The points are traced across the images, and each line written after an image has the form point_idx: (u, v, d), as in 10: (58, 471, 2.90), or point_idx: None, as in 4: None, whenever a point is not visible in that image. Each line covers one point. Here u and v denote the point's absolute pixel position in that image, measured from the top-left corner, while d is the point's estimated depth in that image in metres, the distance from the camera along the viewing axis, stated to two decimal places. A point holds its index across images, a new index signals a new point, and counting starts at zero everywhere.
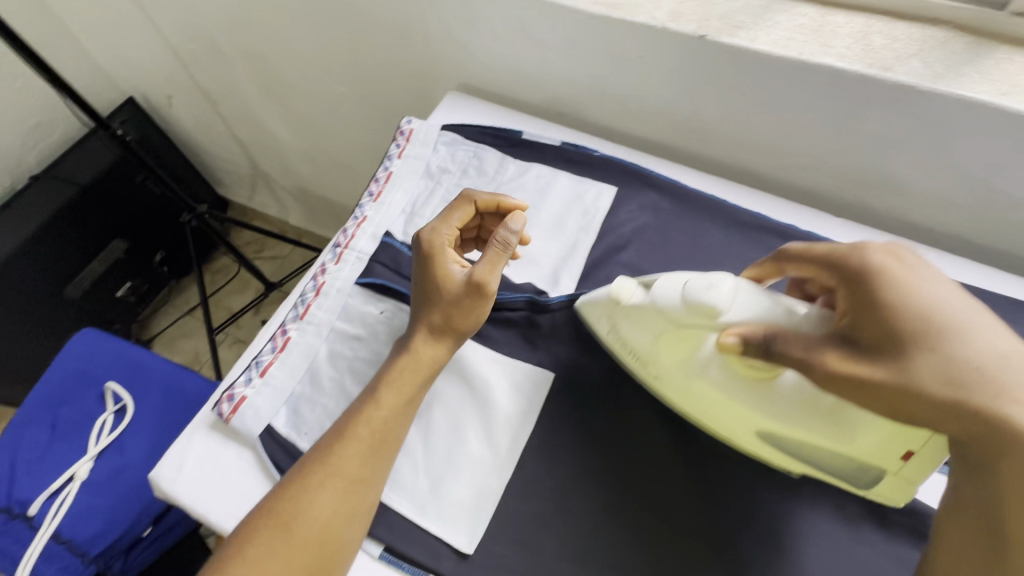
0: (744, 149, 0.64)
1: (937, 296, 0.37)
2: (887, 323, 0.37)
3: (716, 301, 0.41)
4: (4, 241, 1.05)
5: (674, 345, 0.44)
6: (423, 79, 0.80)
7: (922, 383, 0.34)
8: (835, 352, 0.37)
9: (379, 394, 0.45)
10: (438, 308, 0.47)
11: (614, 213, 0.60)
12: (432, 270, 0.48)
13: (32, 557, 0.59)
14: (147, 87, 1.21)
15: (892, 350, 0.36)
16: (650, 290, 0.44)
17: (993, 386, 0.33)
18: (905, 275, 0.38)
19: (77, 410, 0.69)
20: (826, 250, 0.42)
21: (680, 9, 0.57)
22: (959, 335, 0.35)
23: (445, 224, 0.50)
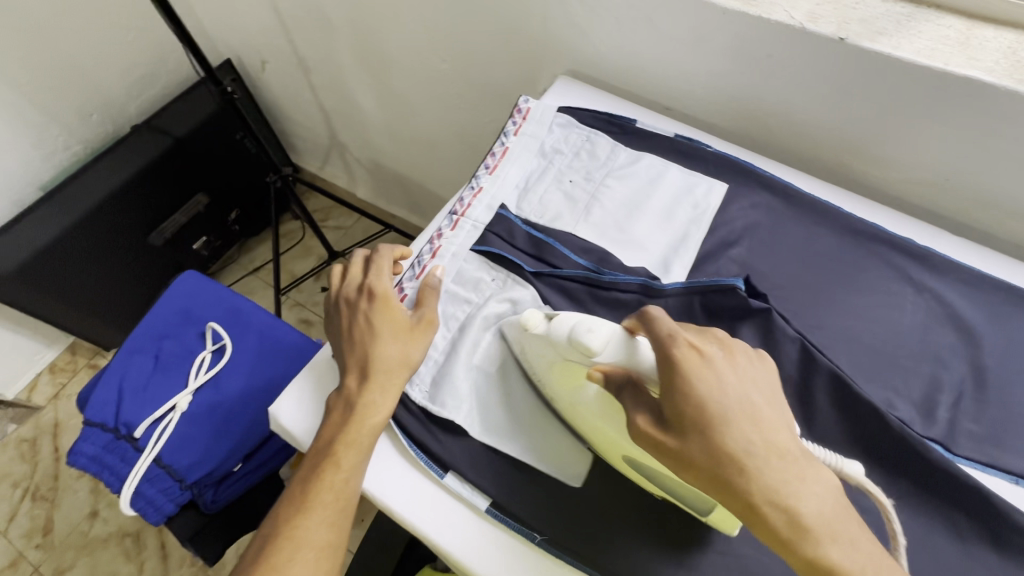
0: (860, 158, 0.63)
1: (734, 383, 0.37)
2: (681, 400, 0.36)
3: (592, 343, 0.41)
4: (104, 182, 1.11)
5: (561, 366, 0.45)
6: (529, 64, 0.81)
7: (693, 457, 0.35)
8: (648, 417, 0.37)
9: (339, 457, 0.45)
10: (390, 353, 0.49)
11: (726, 209, 0.60)
12: (379, 315, 0.50)
13: (137, 476, 0.63)
14: (243, 51, 1.25)
15: (677, 427, 0.36)
16: (550, 322, 0.45)
17: (758, 475, 0.34)
18: (706, 362, 0.36)
19: (179, 345, 0.74)
20: (665, 331, 0.38)
21: (818, 11, 0.57)
22: (738, 424, 0.35)
23: (384, 273, 0.53)
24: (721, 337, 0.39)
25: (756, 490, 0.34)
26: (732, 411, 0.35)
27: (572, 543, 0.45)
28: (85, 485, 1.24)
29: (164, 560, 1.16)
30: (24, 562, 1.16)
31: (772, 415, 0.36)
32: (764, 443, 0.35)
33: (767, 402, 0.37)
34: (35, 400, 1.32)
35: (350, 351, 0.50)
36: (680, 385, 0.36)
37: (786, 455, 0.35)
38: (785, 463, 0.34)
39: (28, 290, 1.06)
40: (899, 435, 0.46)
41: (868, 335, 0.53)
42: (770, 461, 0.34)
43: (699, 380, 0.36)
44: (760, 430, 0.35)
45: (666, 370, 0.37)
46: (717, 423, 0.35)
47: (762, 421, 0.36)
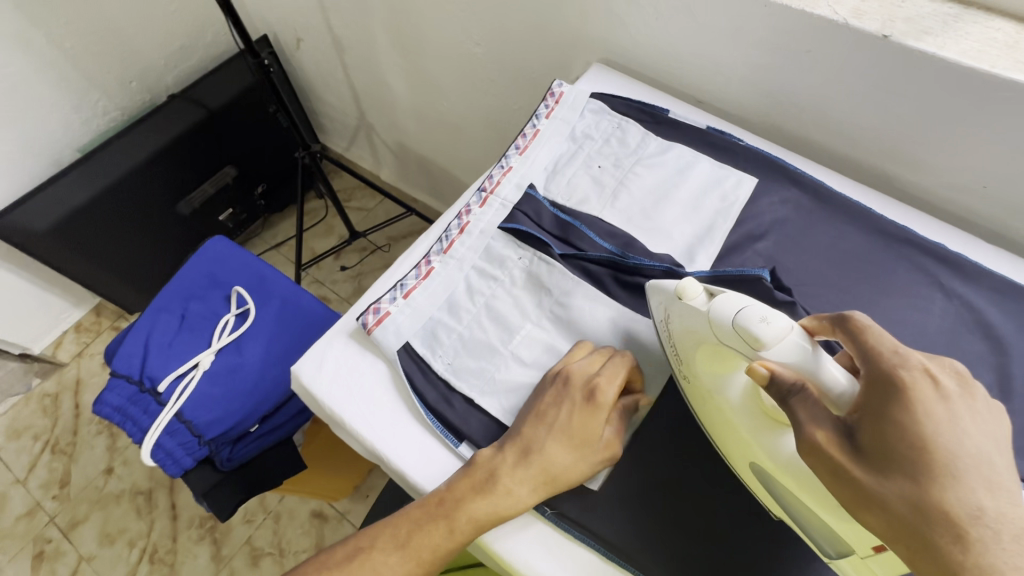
0: (893, 159, 0.63)
1: (973, 433, 0.32)
2: (893, 431, 0.33)
3: (762, 335, 0.38)
4: (142, 146, 1.14)
5: (710, 351, 0.43)
6: (564, 52, 0.81)
7: (890, 499, 0.32)
8: (833, 433, 0.35)
9: (457, 521, 0.43)
10: (565, 469, 0.45)
11: (754, 203, 0.60)
12: (585, 429, 0.45)
13: (158, 428, 0.64)
14: (280, 28, 1.27)
15: (875, 455, 0.33)
16: (713, 301, 0.42)
17: (977, 544, 0.30)
18: (937, 399, 0.33)
19: (205, 307, 0.76)
20: (886, 349, 0.36)
21: (862, 7, 0.56)
22: (968, 481, 0.31)
23: (615, 381, 0.47)
24: (962, 370, 0.35)
25: (972, 562, 0.29)
26: (962, 462, 0.32)
27: (580, 515, 0.47)
28: (102, 442, 1.27)
29: (174, 520, 1.19)
30: (40, 511, 1.20)
31: (1009, 482, 0.31)
32: (998, 512, 0.30)
33: (1008, 468, 0.32)
34: (59, 357, 1.36)
35: (528, 434, 0.46)
36: (900, 414, 0.33)
37: (1022, 536, 0.30)
38: (1020, 545, 0.29)
39: (62, 247, 1.10)
40: None
41: (891, 337, 0.52)
42: (999, 537, 0.30)
43: (927, 415, 0.33)
44: (997, 498, 0.31)
45: (887, 392, 0.34)
46: (942, 472, 0.31)
47: (998, 486, 0.31)
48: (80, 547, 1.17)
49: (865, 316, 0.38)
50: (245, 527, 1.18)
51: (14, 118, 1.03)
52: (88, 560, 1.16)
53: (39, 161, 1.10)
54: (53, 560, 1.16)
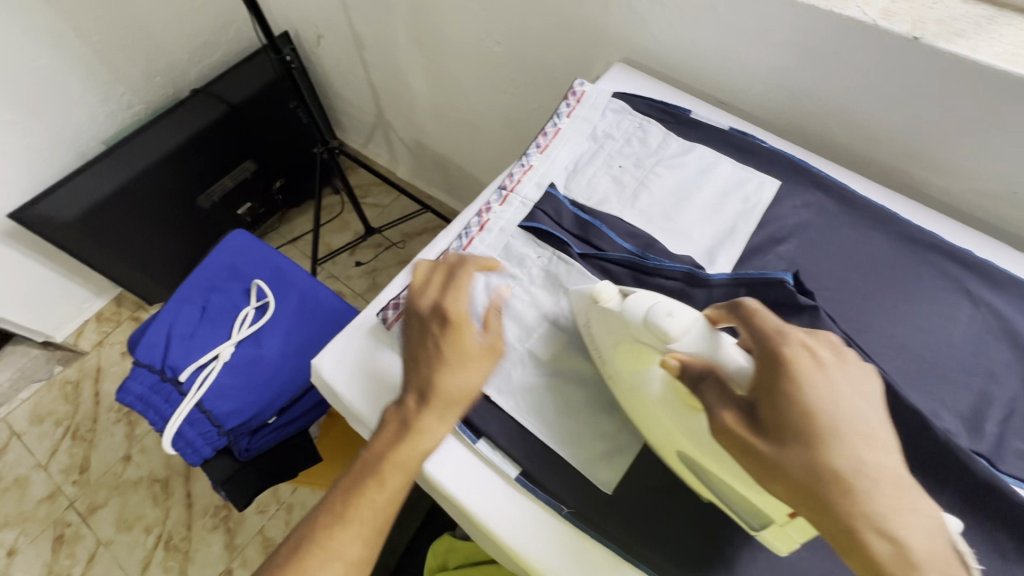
0: (920, 164, 0.62)
1: (850, 395, 0.36)
2: (784, 401, 0.35)
3: (670, 328, 0.41)
4: (165, 141, 1.15)
5: (628, 349, 0.45)
6: (585, 51, 0.81)
7: (789, 467, 0.34)
8: (738, 415, 0.37)
9: (385, 476, 0.44)
10: (459, 383, 0.46)
11: (777, 206, 0.59)
12: (449, 342, 0.46)
13: (179, 417, 0.66)
14: (301, 25, 1.28)
15: (773, 429, 0.35)
16: (624, 300, 0.46)
17: (867, 498, 0.33)
18: (815, 366, 0.36)
19: (226, 299, 0.77)
20: (770, 328, 0.39)
21: (893, 8, 0.55)
22: (850, 440, 0.34)
23: (462, 295, 0.49)
24: (835, 340, 0.38)
25: (859, 513, 0.33)
26: (842, 423, 0.34)
27: (596, 515, 0.47)
28: (121, 430, 1.30)
29: (189, 508, 1.21)
30: (61, 496, 1.23)
31: (882, 435, 0.35)
32: (876, 464, 0.34)
33: (880, 422, 0.35)
34: (81, 345, 1.39)
35: (415, 372, 0.47)
36: (785, 384, 0.36)
37: (896, 483, 0.33)
38: (898, 491, 0.33)
39: (86, 239, 1.12)
40: (944, 443, 0.45)
41: (916, 344, 0.51)
42: (881, 487, 0.33)
43: (810, 384, 0.35)
44: (873, 450, 0.34)
45: (773, 367, 0.37)
46: (827, 436, 0.34)
47: (877, 442, 0.34)
48: (98, 532, 1.19)
49: (751, 300, 0.41)
50: (258, 517, 1.20)
51: (43, 110, 1.05)
52: (106, 545, 1.18)
53: (66, 153, 1.12)
54: (71, 544, 1.18)
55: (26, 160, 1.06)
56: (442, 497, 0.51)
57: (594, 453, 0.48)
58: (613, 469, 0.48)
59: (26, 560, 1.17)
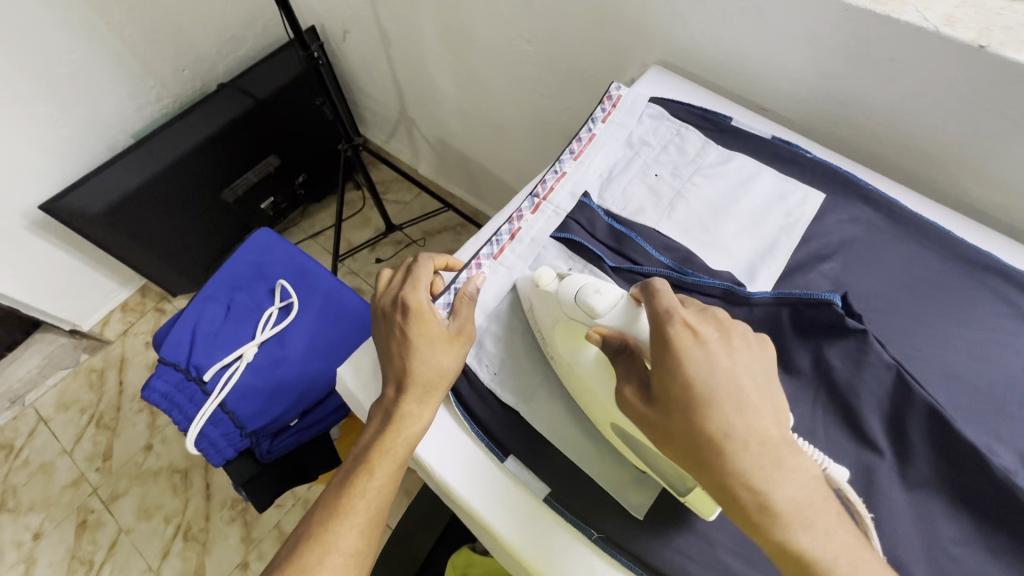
0: (976, 179, 0.58)
1: (726, 365, 0.37)
2: (668, 378, 0.37)
3: (596, 304, 0.44)
4: (189, 136, 1.15)
5: (564, 328, 0.47)
6: (619, 53, 0.78)
7: (671, 433, 0.37)
8: (636, 389, 0.40)
9: (372, 466, 0.47)
10: (432, 366, 0.49)
11: (822, 220, 0.57)
12: (413, 330, 0.49)
13: (203, 418, 0.65)
14: (328, 20, 1.27)
15: (659, 401, 0.37)
16: (561, 281, 0.48)
17: (734, 458, 0.35)
18: (695, 343, 0.37)
19: (250, 298, 0.77)
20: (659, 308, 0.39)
21: (957, 14, 0.52)
22: (722, 407, 0.36)
23: (421, 286, 0.52)
24: (720, 316, 0.40)
25: (729, 473, 0.35)
26: (717, 392, 0.36)
27: (628, 543, 0.45)
28: (143, 420, 1.32)
29: (207, 500, 1.23)
30: (85, 483, 1.25)
31: (757, 401, 0.37)
32: (745, 428, 0.36)
33: (757, 389, 0.37)
34: (106, 334, 1.41)
35: (389, 364, 0.50)
36: (667, 362, 0.37)
37: (765, 443, 0.36)
38: (762, 449, 0.35)
39: (114, 230, 1.13)
40: (1002, 479, 0.42)
41: (971, 373, 0.48)
42: (748, 447, 0.35)
43: (689, 358, 0.37)
44: (743, 415, 0.36)
45: (658, 347, 0.38)
46: (701, 405, 0.36)
47: (745, 406, 0.36)
48: (119, 520, 1.21)
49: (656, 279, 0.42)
50: (274, 512, 1.21)
51: (73, 102, 1.06)
52: (127, 533, 1.20)
53: (96, 146, 1.13)
54: (94, 530, 1.20)
55: (56, 151, 1.07)
56: (467, 515, 0.50)
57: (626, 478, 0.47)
58: (647, 494, 0.46)
59: (50, 543, 1.19)
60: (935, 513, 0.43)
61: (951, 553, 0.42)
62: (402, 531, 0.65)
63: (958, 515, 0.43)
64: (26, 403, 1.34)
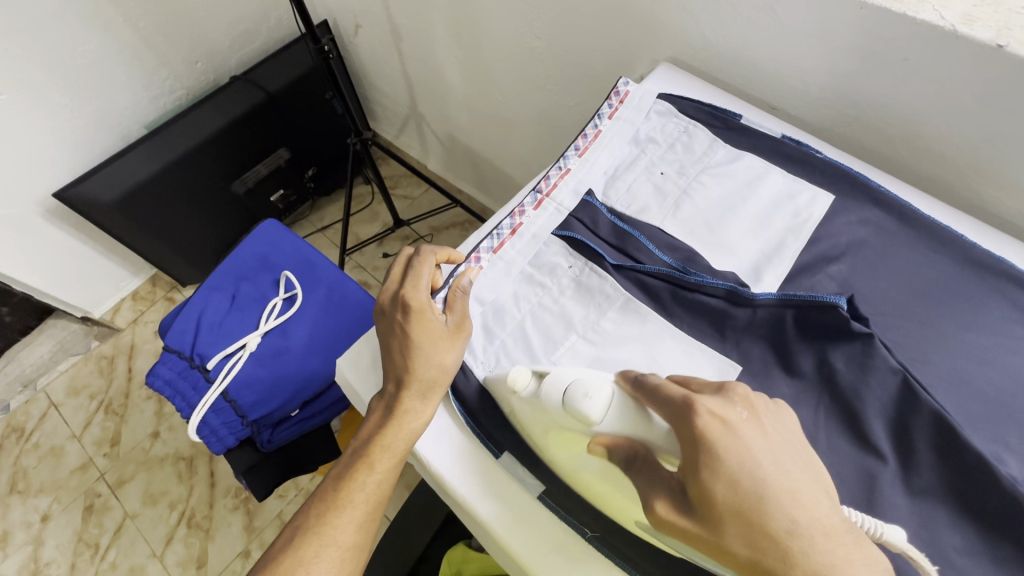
0: (990, 182, 0.57)
1: (766, 449, 0.35)
2: (710, 480, 0.34)
3: (589, 411, 0.39)
4: (201, 128, 1.17)
5: (557, 432, 0.43)
6: (628, 49, 0.78)
7: (729, 545, 0.34)
8: (666, 502, 0.36)
9: (372, 459, 0.47)
10: (432, 361, 0.49)
11: (830, 221, 0.56)
12: (414, 328, 0.49)
13: (205, 406, 0.66)
14: (340, 14, 1.27)
15: (706, 514, 0.34)
16: (542, 381, 0.43)
17: (804, 557, 0.33)
18: (728, 431, 0.35)
19: (255, 289, 0.78)
20: (678, 402, 0.36)
21: (975, 12, 0.50)
22: (778, 502, 0.33)
23: (421, 283, 0.51)
24: (743, 394, 0.37)
25: None
26: (768, 486, 0.34)
27: (622, 545, 0.44)
28: (151, 407, 1.33)
29: (212, 487, 1.24)
30: (92, 467, 1.27)
31: (808, 488, 0.34)
32: (808, 522, 0.33)
33: (802, 474, 0.35)
34: (117, 322, 1.43)
35: (390, 362, 0.50)
36: (708, 462, 0.34)
37: (831, 534, 0.33)
38: (831, 539, 0.33)
39: (126, 219, 1.15)
40: (1008, 490, 0.41)
41: (980, 380, 0.47)
42: (816, 541, 0.33)
43: (730, 454, 0.34)
44: (802, 507, 0.34)
45: (692, 448, 0.35)
46: (756, 506, 0.33)
47: (801, 494, 0.34)
48: (125, 505, 1.23)
49: (657, 380, 0.39)
50: (276, 501, 1.22)
51: (89, 93, 1.07)
52: (132, 518, 1.22)
53: (110, 136, 1.15)
54: (100, 514, 1.22)
55: (71, 140, 1.09)
56: (461, 509, 0.50)
57: None
58: None
59: (58, 525, 1.21)
60: (939, 523, 0.42)
61: (954, 564, 0.41)
62: (399, 525, 0.65)
63: (962, 526, 0.42)
64: (38, 388, 1.37)
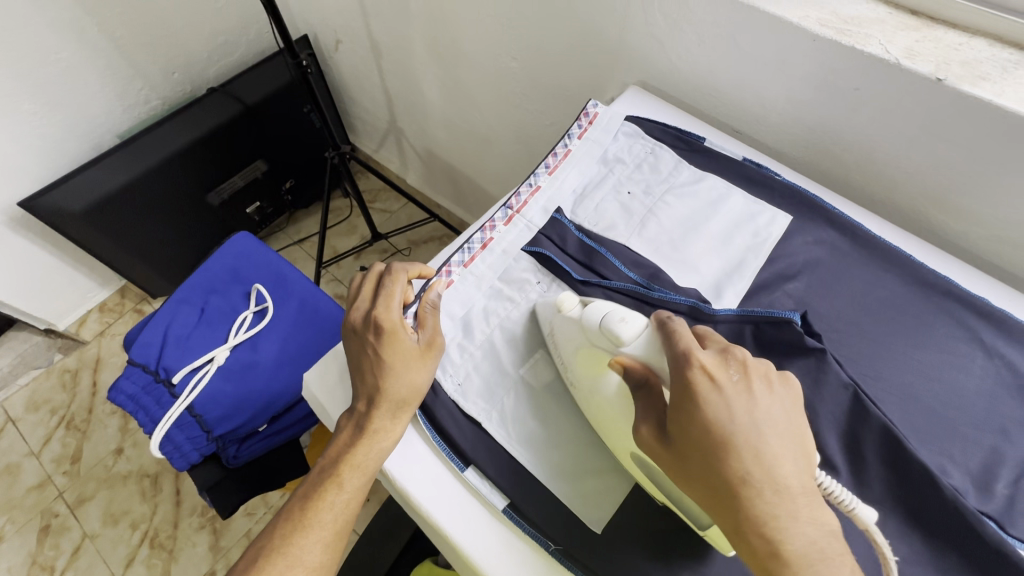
0: (939, 207, 0.60)
1: (745, 410, 0.37)
2: (687, 421, 0.37)
3: (622, 333, 0.43)
4: (177, 138, 1.16)
5: (587, 355, 0.47)
6: (600, 72, 0.80)
7: (690, 480, 0.37)
8: (651, 428, 0.39)
9: (342, 478, 0.47)
10: (403, 380, 0.49)
11: (787, 241, 0.58)
12: (386, 348, 0.49)
13: (169, 421, 0.65)
14: (321, 29, 1.28)
15: (677, 447, 0.37)
16: (585, 308, 0.48)
17: (749, 503, 0.35)
18: (715, 389, 0.37)
19: (225, 301, 0.77)
20: (677, 351, 0.39)
21: (917, 48, 0.54)
22: (741, 453, 0.35)
23: (393, 304, 0.51)
24: (743, 357, 0.39)
25: (744, 518, 0.35)
26: (736, 439, 0.36)
27: (584, 556, 0.45)
28: (115, 422, 1.29)
29: (177, 506, 1.20)
30: (50, 486, 1.22)
31: (779, 448, 0.36)
32: (763, 476, 0.35)
33: (779, 436, 0.37)
34: (82, 335, 1.39)
35: (361, 378, 0.50)
36: (689, 406, 0.37)
37: (781, 491, 0.35)
38: (778, 497, 0.35)
39: (96, 230, 1.12)
40: (949, 499, 0.43)
41: (926, 394, 0.49)
42: (764, 494, 0.35)
43: (707, 406, 0.36)
44: (762, 463, 0.35)
45: (677, 390, 0.38)
46: (719, 453, 0.36)
47: (765, 453, 0.36)
48: (85, 525, 1.18)
49: (673, 320, 0.42)
50: (245, 520, 1.19)
51: (60, 102, 1.06)
52: (91, 538, 1.17)
53: (81, 144, 1.13)
54: (57, 535, 1.17)
55: (39, 149, 1.07)
56: (425, 523, 0.50)
57: (586, 492, 0.47)
58: (605, 508, 0.47)
59: (10, 548, 1.16)
60: (887, 534, 0.43)
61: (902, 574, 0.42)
62: (366, 543, 0.65)
63: (909, 536, 0.43)
64: None
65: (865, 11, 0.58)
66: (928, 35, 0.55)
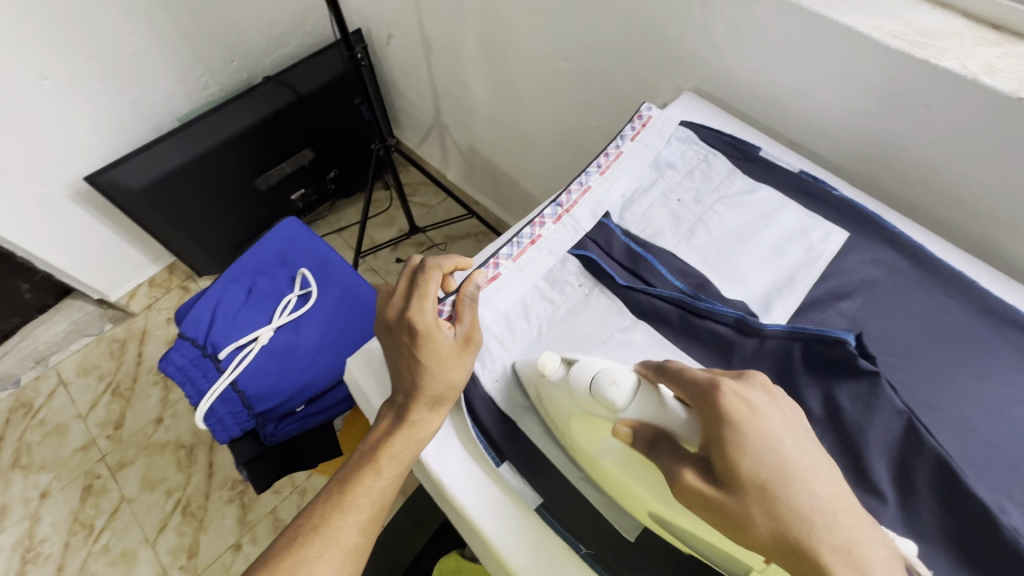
0: (1010, 232, 0.57)
1: (785, 431, 0.36)
2: (735, 453, 0.35)
3: (616, 397, 0.41)
4: (234, 123, 1.20)
5: (583, 418, 0.44)
6: (653, 76, 0.79)
7: (755, 521, 0.34)
8: (696, 472, 0.36)
9: (380, 465, 0.48)
10: (441, 379, 0.49)
11: (842, 258, 0.56)
12: (422, 349, 0.49)
13: (214, 395, 0.67)
14: (374, 23, 1.31)
15: (734, 487, 0.35)
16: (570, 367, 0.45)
17: (829, 533, 0.33)
18: (753, 411, 0.36)
19: (271, 283, 0.80)
20: (701, 379, 0.38)
21: (997, 64, 0.51)
22: (797, 477, 0.34)
23: (428, 303, 0.50)
24: (764, 380, 0.38)
25: (825, 553, 0.32)
26: (786, 461, 0.35)
27: (615, 564, 0.44)
28: (157, 393, 1.35)
29: (209, 477, 1.25)
30: (94, 448, 1.29)
31: (826, 464, 0.36)
32: (828, 493, 0.34)
33: (820, 452, 0.36)
34: (131, 307, 1.46)
35: (398, 376, 0.50)
36: (731, 436, 0.35)
37: (852, 511, 0.34)
38: (851, 515, 0.34)
39: (151, 207, 1.17)
40: (1010, 541, 0.40)
41: (986, 429, 0.47)
42: (838, 514, 0.33)
43: (751, 431, 0.35)
44: (822, 480, 0.35)
45: (715, 420, 0.36)
46: (779, 481, 0.34)
47: (822, 471, 0.35)
48: (123, 488, 1.24)
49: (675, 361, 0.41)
50: (272, 497, 1.23)
51: (128, 84, 1.11)
52: (128, 501, 1.23)
53: (143, 125, 1.18)
54: (98, 495, 1.24)
55: (107, 128, 1.13)
56: (457, 515, 0.50)
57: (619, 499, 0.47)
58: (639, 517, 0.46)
59: (56, 503, 1.23)
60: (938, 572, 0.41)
61: None
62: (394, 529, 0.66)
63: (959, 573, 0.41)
64: (49, 364, 1.39)
65: (942, 23, 0.55)
66: (1010, 50, 0.52)
